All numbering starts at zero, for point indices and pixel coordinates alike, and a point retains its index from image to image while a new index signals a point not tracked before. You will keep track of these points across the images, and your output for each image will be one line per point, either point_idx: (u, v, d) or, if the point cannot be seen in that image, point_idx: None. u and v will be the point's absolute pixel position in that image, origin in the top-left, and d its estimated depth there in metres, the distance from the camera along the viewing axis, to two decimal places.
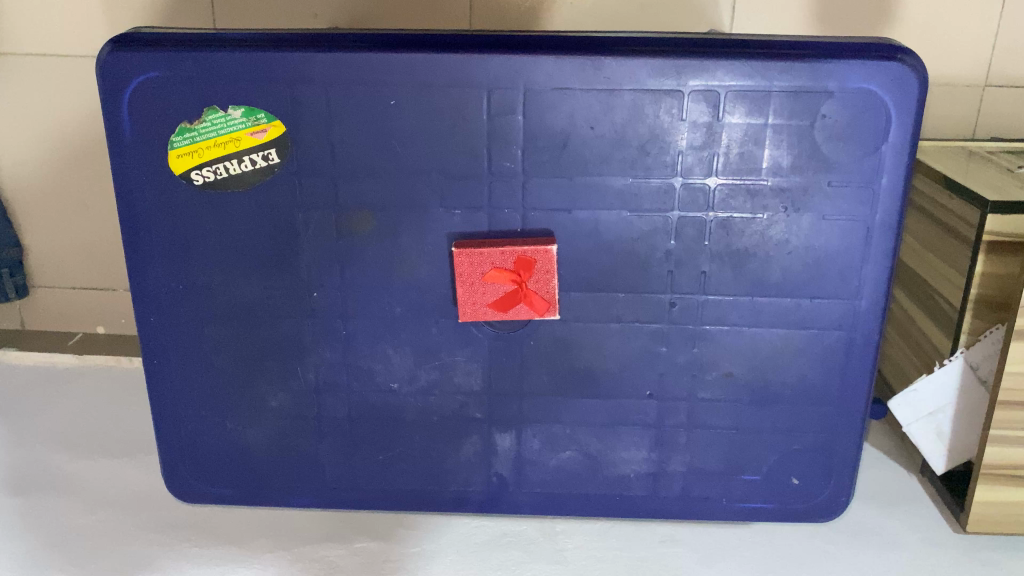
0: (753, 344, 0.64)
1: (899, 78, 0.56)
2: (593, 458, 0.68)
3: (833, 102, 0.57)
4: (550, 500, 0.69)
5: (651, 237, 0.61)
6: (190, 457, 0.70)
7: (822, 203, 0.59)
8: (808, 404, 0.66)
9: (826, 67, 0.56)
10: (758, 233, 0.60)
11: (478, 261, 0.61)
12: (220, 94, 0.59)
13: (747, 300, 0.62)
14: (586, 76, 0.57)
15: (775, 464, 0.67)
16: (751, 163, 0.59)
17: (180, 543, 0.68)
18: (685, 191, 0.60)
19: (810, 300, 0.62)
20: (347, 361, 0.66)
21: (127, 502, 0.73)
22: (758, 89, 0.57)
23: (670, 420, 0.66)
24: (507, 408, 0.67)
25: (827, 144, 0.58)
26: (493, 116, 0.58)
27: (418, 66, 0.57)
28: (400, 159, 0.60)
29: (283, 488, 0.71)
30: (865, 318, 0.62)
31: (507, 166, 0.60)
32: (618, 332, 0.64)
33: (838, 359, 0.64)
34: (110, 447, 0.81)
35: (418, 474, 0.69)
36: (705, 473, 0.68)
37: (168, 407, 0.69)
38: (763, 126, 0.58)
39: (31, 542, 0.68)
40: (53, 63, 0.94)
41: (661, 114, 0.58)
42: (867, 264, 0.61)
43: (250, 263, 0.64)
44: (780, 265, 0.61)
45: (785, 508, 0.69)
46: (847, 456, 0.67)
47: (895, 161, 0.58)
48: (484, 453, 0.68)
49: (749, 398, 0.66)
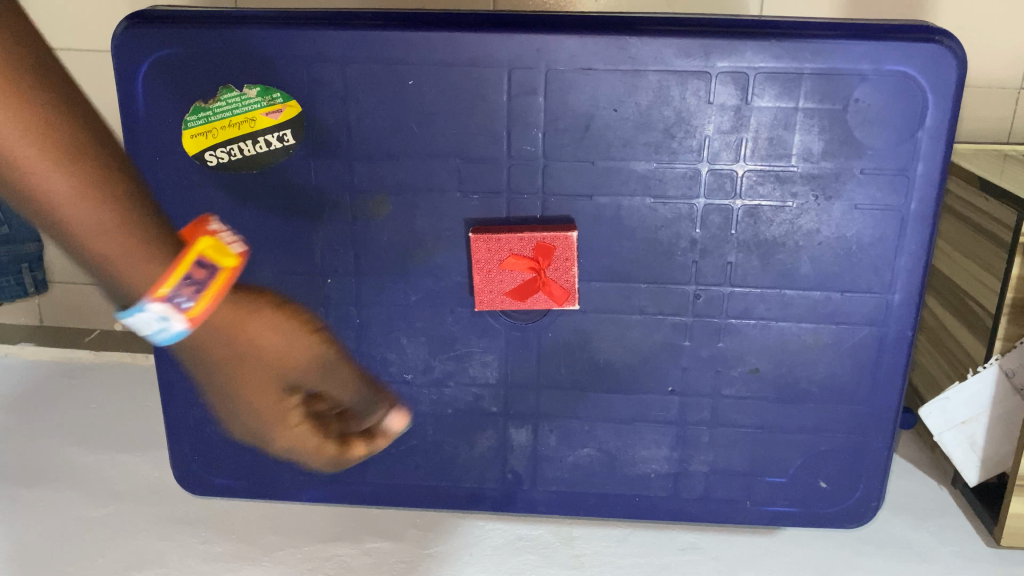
0: (780, 338, 0.61)
1: (936, 60, 0.54)
2: (611, 456, 0.66)
3: (867, 85, 0.55)
4: (566, 500, 0.67)
5: (675, 225, 0.59)
6: (201, 448, 0.69)
7: (854, 191, 0.57)
8: (838, 402, 0.63)
9: (858, 49, 0.54)
10: (788, 223, 0.58)
11: (495, 247, 0.59)
12: (235, 72, 0.58)
13: (776, 293, 0.60)
14: (611, 56, 0.55)
15: (802, 465, 0.65)
16: (782, 148, 0.56)
17: (190, 539, 0.66)
18: (712, 177, 0.58)
19: (842, 294, 0.60)
20: (362, 350, 0.65)
21: (138, 496, 0.72)
22: (788, 71, 0.55)
23: (693, 417, 0.64)
24: (524, 401, 0.65)
25: (861, 130, 0.56)
26: (514, 97, 0.57)
27: (437, 45, 0.56)
28: (418, 140, 0.59)
29: (293, 481, 0.69)
30: (899, 313, 0.60)
31: (528, 150, 0.58)
32: (639, 324, 0.62)
33: (870, 357, 0.61)
34: (122, 443, 0.80)
35: (431, 469, 0.68)
36: (729, 473, 0.65)
37: (179, 394, 0.68)
38: (794, 110, 0.55)
39: (42, 535, 0.67)
40: (75, 57, 0.94)
41: (687, 96, 0.56)
42: (901, 256, 0.58)
43: (262, 247, 0.62)
44: (810, 255, 0.59)
45: (810, 511, 0.66)
46: (878, 457, 0.64)
47: (932, 147, 0.56)
48: (499, 448, 0.66)
49: (776, 396, 0.63)
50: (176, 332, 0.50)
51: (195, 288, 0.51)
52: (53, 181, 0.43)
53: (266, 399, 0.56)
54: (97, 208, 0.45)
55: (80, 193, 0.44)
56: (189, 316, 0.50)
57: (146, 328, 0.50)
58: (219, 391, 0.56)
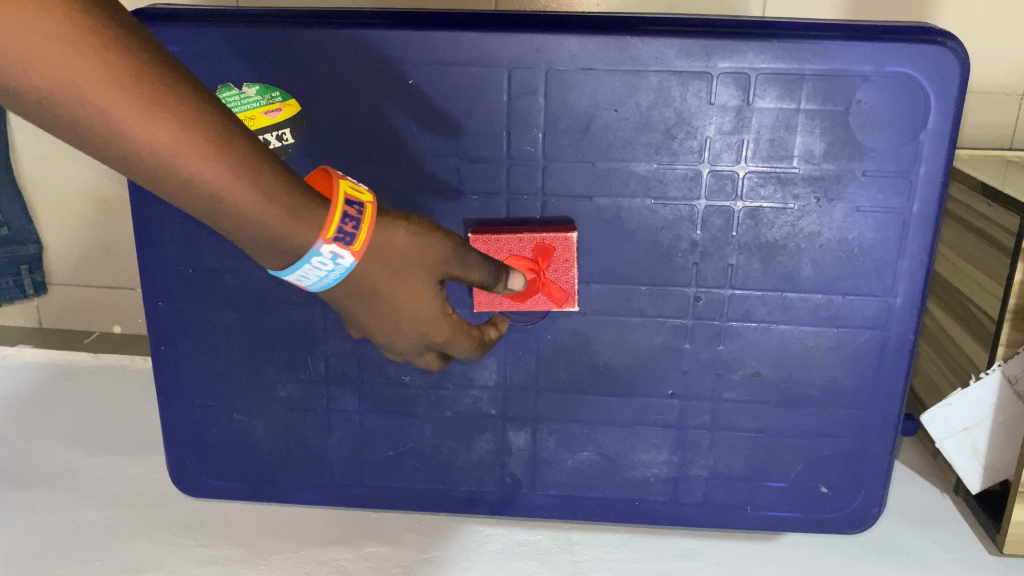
0: (781, 342, 0.61)
1: (938, 62, 0.54)
2: (611, 460, 0.65)
3: (869, 87, 0.54)
4: (565, 504, 0.67)
5: (675, 226, 0.59)
6: (198, 450, 0.69)
7: (856, 193, 0.57)
8: (839, 406, 0.62)
9: (860, 50, 0.54)
10: (789, 225, 0.58)
11: (495, 248, 0.59)
12: (233, 71, 0.58)
13: (777, 296, 0.60)
14: (611, 57, 0.55)
15: (803, 471, 0.64)
16: (783, 149, 0.56)
17: (187, 542, 0.66)
18: (713, 179, 0.57)
19: (843, 297, 0.59)
20: (359, 352, 0.64)
21: (136, 498, 0.71)
22: (790, 72, 0.54)
23: (693, 421, 0.64)
24: (523, 404, 0.64)
25: (862, 132, 0.55)
26: (514, 97, 0.57)
27: (437, 44, 0.56)
28: (417, 140, 0.58)
29: (290, 484, 0.69)
30: (900, 317, 0.59)
31: (528, 150, 0.58)
32: (639, 326, 0.62)
33: (871, 361, 0.61)
34: (119, 445, 0.79)
35: (429, 473, 0.67)
36: (730, 478, 0.65)
37: (176, 395, 0.67)
38: (795, 111, 0.55)
39: (39, 538, 0.67)
40: None
41: (687, 97, 0.55)
42: (903, 259, 0.58)
43: None
44: (811, 258, 0.58)
45: (811, 517, 0.65)
46: (880, 463, 0.63)
47: (934, 149, 0.55)
48: (498, 451, 0.66)
49: (777, 400, 0.62)
50: (347, 265, 0.45)
51: (354, 222, 0.44)
52: (210, 173, 0.39)
53: (425, 314, 0.49)
54: (246, 187, 0.40)
55: (236, 172, 0.40)
56: (353, 248, 0.44)
57: (307, 276, 0.44)
58: (362, 321, 0.49)
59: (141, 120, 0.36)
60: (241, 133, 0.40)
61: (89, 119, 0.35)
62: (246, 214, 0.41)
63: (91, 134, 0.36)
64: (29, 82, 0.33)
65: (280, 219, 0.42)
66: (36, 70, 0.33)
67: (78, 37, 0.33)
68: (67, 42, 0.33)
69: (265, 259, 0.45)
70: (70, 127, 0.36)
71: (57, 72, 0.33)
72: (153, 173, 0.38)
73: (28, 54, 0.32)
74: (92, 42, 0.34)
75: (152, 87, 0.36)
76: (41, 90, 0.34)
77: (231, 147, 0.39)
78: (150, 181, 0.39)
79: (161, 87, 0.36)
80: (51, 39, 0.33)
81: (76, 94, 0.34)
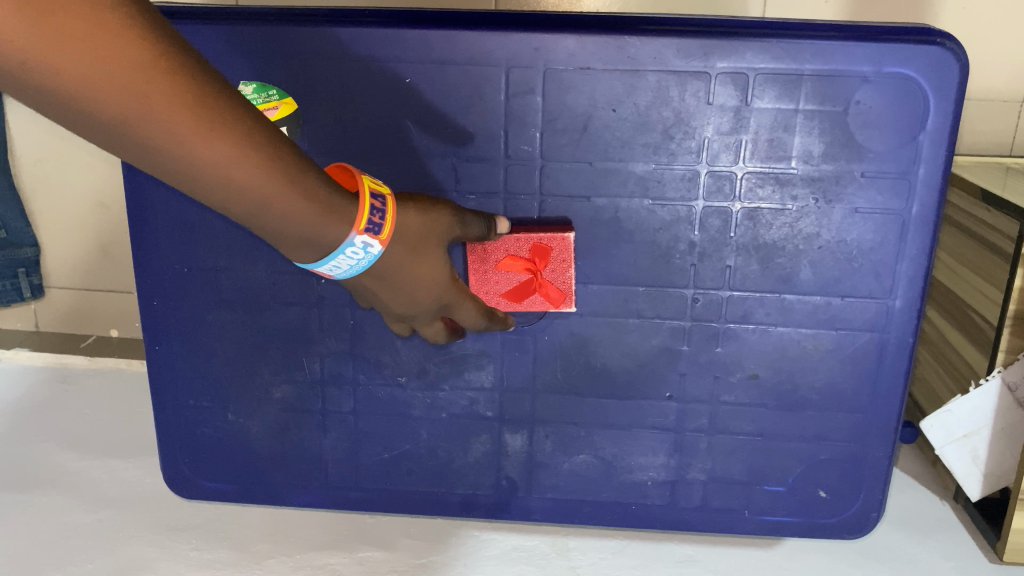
0: (780, 344, 0.60)
1: (938, 62, 0.53)
2: (608, 463, 0.65)
3: (868, 87, 0.54)
4: (562, 508, 0.66)
5: (673, 227, 0.58)
6: (192, 452, 0.68)
7: (855, 194, 0.56)
8: (838, 410, 0.62)
9: (859, 50, 0.53)
10: (787, 226, 0.57)
11: (492, 248, 0.58)
12: (229, 69, 0.57)
13: (775, 297, 0.59)
14: (610, 56, 0.55)
15: (802, 474, 0.64)
16: (781, 150, 0.56)
17: (180, 546, 0.66)
18: (711, 179, 0.57)
19: (842, 299, 0.59)
20: (355, 352, 0.64)
21: (130, 500, 0.71)
22: (789, 72, 0.54)
23: (691, 424, 0.63)
24: (520, 406, 0.64)
25: (862, 132, 0.55)
26: (511, 97, 0.56)
27: (434, 42, 0.56)
28: (415, 139, 0.58)
29: (285, 487, 0.68)
30: (900, 320, 0.59)
31: (525, 150, 0.58)
32: (636, 328, 0.61)
33: (870, 364, 0.60)
34: (113, 447, 0.79)
35: (424, 475, 0.67)
36: (728, 482, 0.64)
37: (171, 396, 0.67)
38: (793, 112, 0.55)
39: (32, 541, 0.67)
40: None
41: (686, 97, 0.55)
42: (901, 262, 0.58)
43: (256, 247, 0.62)
44: (810, 260, 0.58)
45: (810, 522, 0.65)
46: (879, 467, 0.63)
47: (933, 150, 0.55)
48: (494, 454, 0.65)
49: (775, 402, 0.62)
50: (375, 254, 0.47)
51: (380, 213, 0.47)
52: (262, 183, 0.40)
53: (442, 291, 0.52)
54: (291, 194, 0.42)
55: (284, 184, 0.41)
56: (380, 236, 0.47)
57: (338, 265, 0.46)
58: (377, 299, 0.52)
59: (205, 139, 0.38)
60: (286, 145, 0.42)
61: (157, 141, 0.37)
62: (292, 218, 0.43)
63: (157, 153, 0.37)
64: (106, 108, 0.35)
65: (317, 218, 0.44)
66: (112, 97, 0.34)
67: (151, 64, 0.35)
68: (142, 70, 0.35)
69: (294, 255, 0.47)
70: (136, 149, 0.37)
71: (133, 99, 0.35)
72: (212, 189, 0.39)
73: (105, 82, 0.34)
74: (163, 69, 0.35)
75: (212, 106, 0.38)
76: (115, 115, 0.35)
77: (278, 158, 0.41)
78: (206, 194, 0.40)
79: (218, 105, 0.38)
80: (126, 67, 0.34)
81: (150, 118, 0.36)
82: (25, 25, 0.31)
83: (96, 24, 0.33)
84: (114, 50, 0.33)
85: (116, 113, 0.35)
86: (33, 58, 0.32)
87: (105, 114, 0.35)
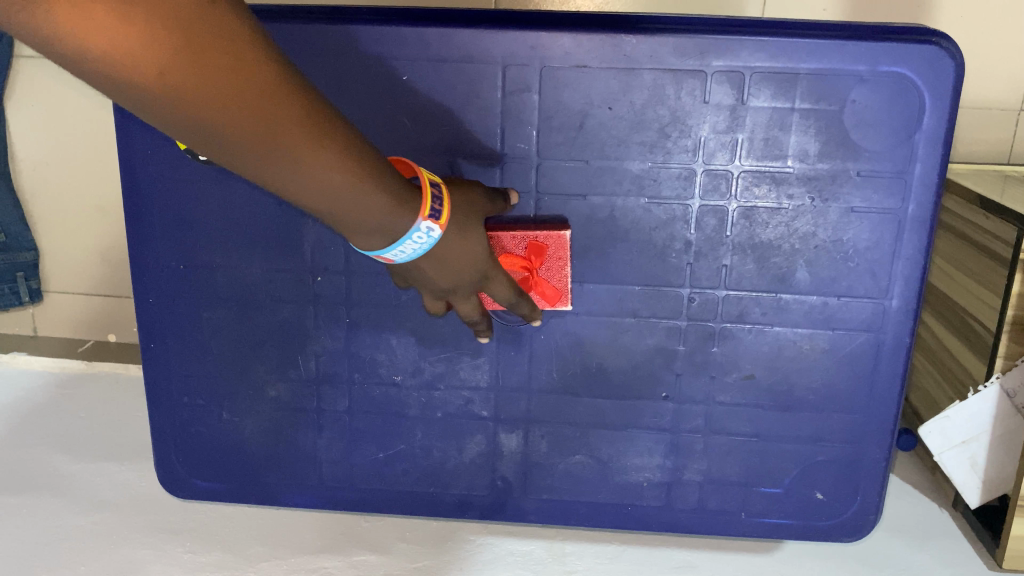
0: (776, 344, 0.60)
1: (933, 61, 0.53)
2: (604, 464, 0.65)
3: (864, 87, 0.54)
4: (557, 510, 0.66)
5: (669, 226, 0.58)
6: (187, 452, 0.68)
7: (850, 193, 0.56)
8: (834, 411, 0.62)
9: (855, 49, 0.53)
10: (783, 225, 0.57)
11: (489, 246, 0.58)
12: None
13: (771, 297, 0.59)
14: (606, 54, 0.55)
15: (798, 476, 0.64)
16: (777, 149, 0.56)
17: (174, 548, 0.66)
18: (707, 178, 0.57)
19: (838, 299, 0.59)
20: (350, 351, 0.64)
21: (124, 503, 0.71)
22: (784, 71, 0.54)
23: (686, 425, 0.63)
24: (515, 406, 0.64)
25: (857, 132, 0.55)
26: (508, 95, 0.57)
27: (431, 40, 0.56)
28: (411, 137, 0.58)
29: (279, 487, 0.68)
30: (896, 319, 0.59)
31: (521, 148, 0.58)
32: (632, 327, 0.61)
33: (867, 364, 0.60)
34: (108, 450, 0.78)
35: (419, 476, 0.66)
36: (724, 483, 0.64)
37: (166, 395, 0.67)
38: (789, 111, 0.55)
39: (26, 543, 0.66)
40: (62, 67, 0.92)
41: (682, 96, 0.55)
42: (897, 261, 0.58)
43: (252, 244, 0.62)
44: (806, 259, 0.58)
45: (807, 525, 0.65)
46: (876, 469, 0.63)
47: (929, 149, 0.55)
48: (489, 454, 0.65)
49: (771, 403, 0.62)
50: (436, 243, 0.48)
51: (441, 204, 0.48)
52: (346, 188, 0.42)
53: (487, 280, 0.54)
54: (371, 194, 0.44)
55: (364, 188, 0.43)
56: (441, 220, 0.48)
57: (405, 251, 0.47)
58: (416, 277, 0.51)
59: (307, 148, 0.39)
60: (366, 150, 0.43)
61: (267, 153, 0.38)
62: (371, 214, 0.44)
63: (262, 162, 0.39)
64: (225, 119, 0.36)
65: (391, 209, 0.45)
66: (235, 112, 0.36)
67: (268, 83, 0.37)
68: (264, 90, 0.37)
69: (358, 243, 0.47)
70: (243, 155, 0.38)
71: (251, 117, 0.37)
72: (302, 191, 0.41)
73: (228, 97, 0.35)
74: (276, 87, 0.37)
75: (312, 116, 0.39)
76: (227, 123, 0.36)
77: (364, 162, 0.42)
78: (298, 196, 0.42)
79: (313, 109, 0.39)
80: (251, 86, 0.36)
81: (262, 133, 0.38)
82: (169, 57, 0.33)
83: (226, 51, 0.35)
84: (239, 76, 0.35)
85: (234, 129, 0.37)
86: (173, 87, 0.34)
87: (224, 130, 0.37)
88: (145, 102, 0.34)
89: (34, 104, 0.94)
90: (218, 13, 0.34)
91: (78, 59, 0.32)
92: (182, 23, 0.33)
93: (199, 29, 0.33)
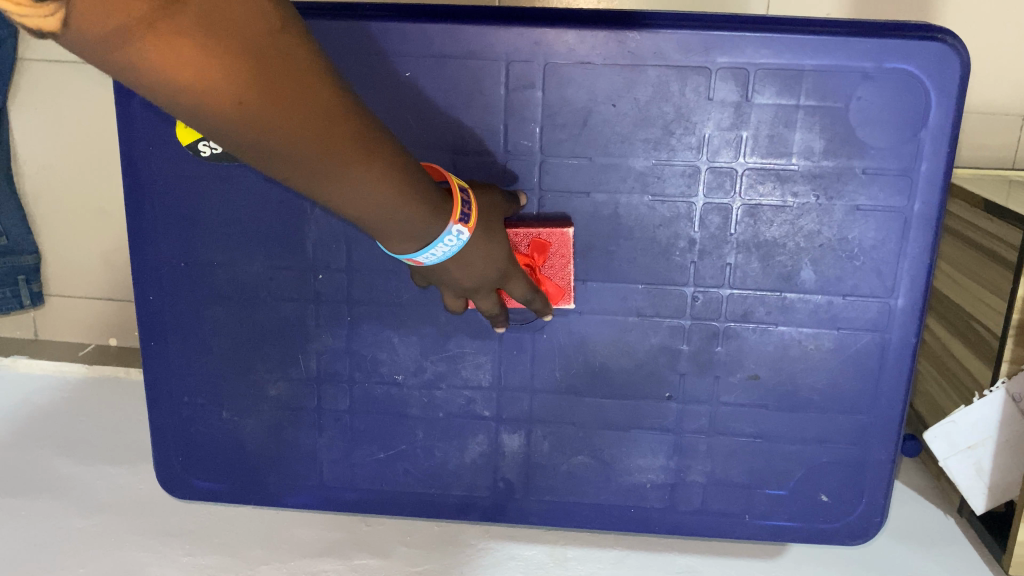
0: (781, 344, 0.60)
1: (939, 58, 0.53)
2: (607, 464, 0.64)
3: (869, 84, 0.54)
4: (559, 511, 0.65)
5: (673, 224, 0.58)
6: (187, 453, 0.68)
7: (856, 191, 0.56)
8: (839, 411, 0.61)
9: (860, 46, 0.53)
10: (788, 223, 0.57)
11: None
12: None
13: (776, 296, 0.59)
14: (610, 51, 0.55)
15: (803, 477, 0.63)
16: (782, 146, 0.56)
17: (173, 551, 0.65)
18: (711, 175, 0.57)
19: (843, 298, 0.58)
20: (351, 350, 0.63)
21: (123, 506, 0.70)
22: (790, 68, 0.54)
23: (690, 425, 0.62)
24: (518, 406, 0.63)
25: (862, 129, 0.55)
26: (511, 91, 0.56)
27: (434, 36, 0.56)
28: (414, 134, 0.58)
29: (279, 488, 0.67)
30: (902, 319, 0.58)
31: (525, 145, 0.57)
32: (635, 326, 0.61)
33: (873, 364, 0.60)
34: (108, 453, 0.77)
35: (420, 476, 0.66)
36: (728, 485, 0.64)
37: (166, 394, 0.66)
38: (794, 108, 0.55)
39: (24, 545, 0.66)
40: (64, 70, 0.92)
41: (687, 92, 0.55)
42: (903, 260, 0.57)
43: (253, 242, 0.61)
44: (811, 258, 0.58)
45: (811, 527, 0.64)
46: (881, 470, 0.62)
47: (935, 147, 0.55)
48: (491, 454, 0.65)
49: (776, 403, 0.61)
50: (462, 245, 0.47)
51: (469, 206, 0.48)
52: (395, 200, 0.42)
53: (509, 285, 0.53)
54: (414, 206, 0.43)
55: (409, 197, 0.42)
56: (469, 224, 0.47)
57: (435, 254, 0.46)
58: (442, 277, 0.50)
59: (366, 166, 0.39)
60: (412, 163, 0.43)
61: (329, 174, 0.38)
62: (412, 223, 0.44)
63: (321, 181, 0.38)
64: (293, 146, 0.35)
65: (428, 216, 0.44)
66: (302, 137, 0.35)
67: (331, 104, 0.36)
68: (329, 114, 0.36)
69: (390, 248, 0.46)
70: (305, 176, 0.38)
71: (318, 140, 0.36)
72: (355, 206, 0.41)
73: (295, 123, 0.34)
74: (340, 109, 0.36)
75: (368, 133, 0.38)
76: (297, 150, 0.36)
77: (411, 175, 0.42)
78: (352, 211, 0.41)
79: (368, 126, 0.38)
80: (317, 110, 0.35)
81: (327, 155, 0.37)
82: (247, 84, 0.32)
83: (297, 75, 0.34)
84: (311, 101, 0.34)
85: (304, 154, 0.36)
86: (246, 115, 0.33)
87: (292, 153, 0.36)
88: (219, 130, 0.34)
89: (36, 106, 0.94)
90: (288, 37, 0.33)
91: (155, 85, 0.31)
92: (259, 50, 0.32)
93: (274, 55, 0.32)
